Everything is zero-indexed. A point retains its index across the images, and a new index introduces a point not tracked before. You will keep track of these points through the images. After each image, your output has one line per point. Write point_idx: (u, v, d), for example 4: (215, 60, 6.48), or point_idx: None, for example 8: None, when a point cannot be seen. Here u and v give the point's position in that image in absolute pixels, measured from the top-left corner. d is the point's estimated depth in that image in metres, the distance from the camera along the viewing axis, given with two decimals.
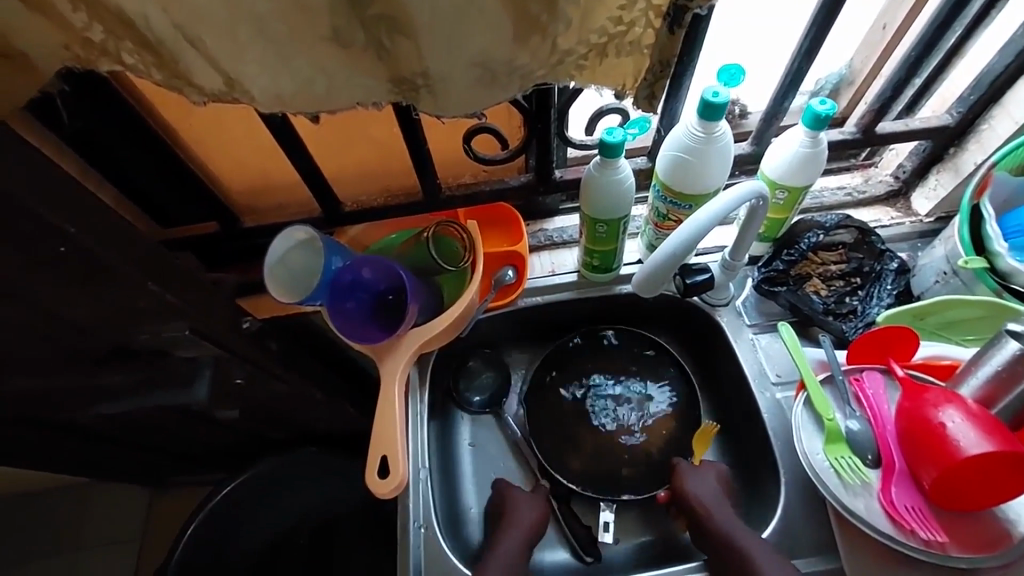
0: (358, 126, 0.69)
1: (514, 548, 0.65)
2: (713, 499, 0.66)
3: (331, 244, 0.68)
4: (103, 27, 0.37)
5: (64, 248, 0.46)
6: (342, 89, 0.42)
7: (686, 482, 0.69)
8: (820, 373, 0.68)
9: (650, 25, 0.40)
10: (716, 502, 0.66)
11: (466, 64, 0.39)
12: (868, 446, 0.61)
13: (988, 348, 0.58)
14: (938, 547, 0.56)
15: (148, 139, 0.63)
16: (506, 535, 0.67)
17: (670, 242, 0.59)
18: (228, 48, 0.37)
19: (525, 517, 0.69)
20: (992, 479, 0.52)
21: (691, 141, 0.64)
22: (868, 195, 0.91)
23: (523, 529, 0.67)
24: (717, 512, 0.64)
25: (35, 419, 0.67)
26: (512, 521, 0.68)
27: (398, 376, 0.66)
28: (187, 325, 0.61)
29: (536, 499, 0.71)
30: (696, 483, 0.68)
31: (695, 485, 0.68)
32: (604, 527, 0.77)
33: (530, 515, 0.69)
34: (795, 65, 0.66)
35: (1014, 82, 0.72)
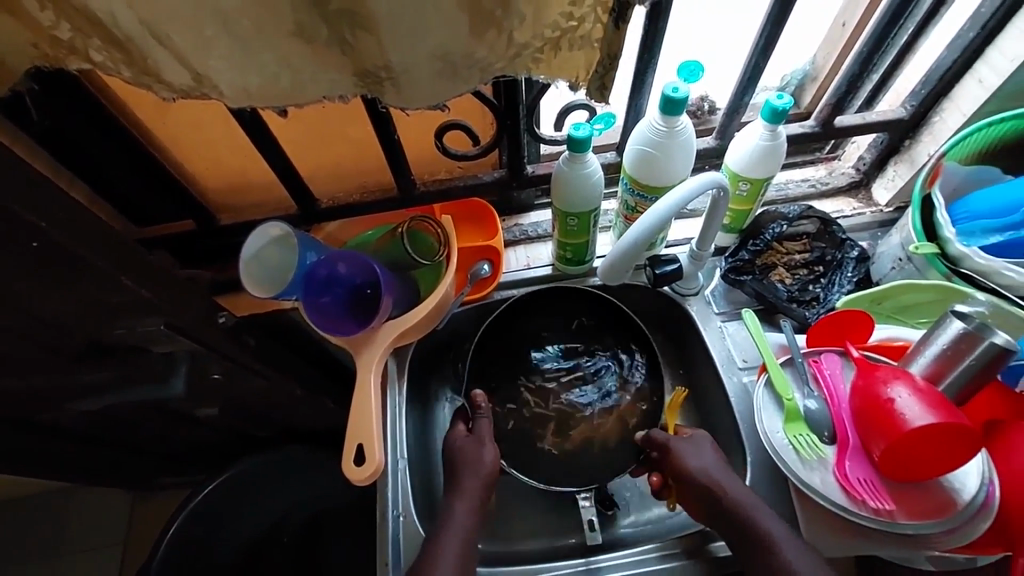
0: (332, 123, 0.71)
1: (467, 518, 0.65)
2: (720, 471, 0.65)
3: (305, 239, 0.69)
4: (71, 25, 0.38)
5: (37, 244, 0.47)
6: (309, 83, 0.44)
7: (688, 460, 0.66)
8: (781, 356, 0.71)
9: (598, 21, 0.43)
10: (719, 471, 0.65)
11: (426, 58, 0.41)
12: (825, 424, 0.64)
13: (934, 329, 0.62)
14: (887, 515, 0.59)
15: (121, 139, 0.63)
16: (458, 497, 0.67)
17: (632, 231, 0.61)
18: (194, 44, 0.38)
19: (471, 473, 0.68)
20: (934, 450, 0.56)
21: (653, 135, 0.66)
22: (830, 187, 0.94)
23: (472, 482, 0.68)
24: (732, 489, 0.63)
25: (15, 420, 0.67)
26: (464, 480, 0.68)
27: (375, 366, 0.68)
28: (163, 319, 0.62)
29: (485, 445, 0.71)
30: (696, 458, 0.66)
31: (697, 461, 0.66)
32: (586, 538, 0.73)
33: (482, 469, 0.69)
34: (752, 62, 0.68)
35: (961, 77, 0.76)
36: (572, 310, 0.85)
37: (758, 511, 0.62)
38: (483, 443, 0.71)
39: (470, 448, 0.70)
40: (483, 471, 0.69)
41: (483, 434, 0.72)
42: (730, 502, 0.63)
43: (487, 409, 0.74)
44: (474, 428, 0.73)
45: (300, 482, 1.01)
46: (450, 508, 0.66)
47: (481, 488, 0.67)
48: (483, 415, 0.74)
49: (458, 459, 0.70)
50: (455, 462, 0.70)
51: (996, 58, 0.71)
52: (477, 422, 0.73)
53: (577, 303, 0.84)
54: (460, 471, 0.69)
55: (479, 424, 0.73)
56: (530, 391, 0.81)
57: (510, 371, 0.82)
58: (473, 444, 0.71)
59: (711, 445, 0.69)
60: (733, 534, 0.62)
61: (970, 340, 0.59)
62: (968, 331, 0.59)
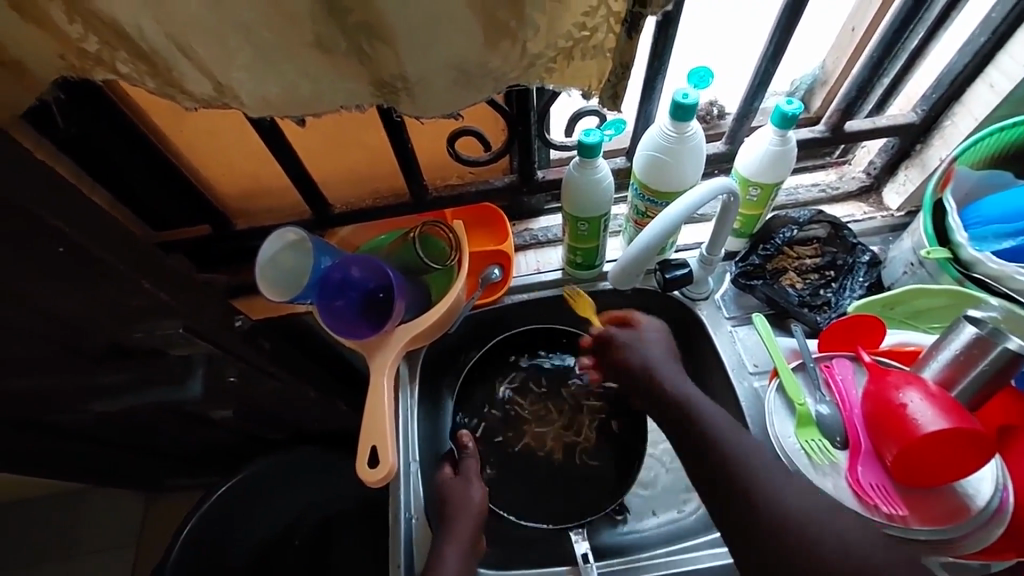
0: (346, 129, 0.72)
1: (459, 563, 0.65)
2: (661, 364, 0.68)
3: (320, 244, 0.70)
4: (98, 38, 0.39)
5: (63, 249, 0.48)
6: (326, 92, 0.45)
7: (631, 352, 0.70)
8: (793, 360, 0.71)
9: (611, 31, 0.43)
10: (666, 367, 0.68)
11: (441, 69, 0.42)
12: (837, 429, 0.64)
13: (946, 334, 0.62)
14: (901, 521, 0.59)
15: (141, 146, 0.65)
16: (450, 537, 0.67)
17: (643, 236, 0.61)
18: (218, 56, 0.39)
19: (461, 512, 0.69)
20: (948, 454, 0.55)
21: (664, 141, 0.67)
22: (841, 191, 0.94)
23: (461, 521, 0.68)
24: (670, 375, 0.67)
25: (35, 421, 0.69)
26: (455, 519, 0.68)
27: (388, 370, 0.68)
28: (181, 323, 0.62)
29: (472, 484, 0.72)
30: (643, 353, 0.69)
31: (638, 351, 0.70)
32: (584, 559, 0.73)
33: (472, 508, 0.70)
34: (762, 68, 0.69)
35: (972, 81, 0.76)
36: (536, 343, 0.87)
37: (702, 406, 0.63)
38: (470, 482, 0.72)
39: (458, 489, 0.71)
40: (472, 512, 0.69)
41: (470, 475, 0.73)
42: (694, 420, 0.62)
43: (473, 450, 0.76)
44: (460, 469, 0.74)
45: (312, 484, 1.02)
46: (441, 556, 0.65)
47: (471, 530, 0.68)
48: (470, 455, 0.75)
49: (447, 502, 0.70)
50: (444, 504, 0.70)
51: (1008, 62, 0.71)
52: (462, 464, 0.75)
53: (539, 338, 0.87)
54: (450, 510, 0.69)
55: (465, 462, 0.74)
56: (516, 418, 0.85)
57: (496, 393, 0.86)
58: (461, 485, 0.72)
59: (662, 332, 0.73)
60: None
61: (982, 344, 0.59)
62: (981, 336, 0.59)
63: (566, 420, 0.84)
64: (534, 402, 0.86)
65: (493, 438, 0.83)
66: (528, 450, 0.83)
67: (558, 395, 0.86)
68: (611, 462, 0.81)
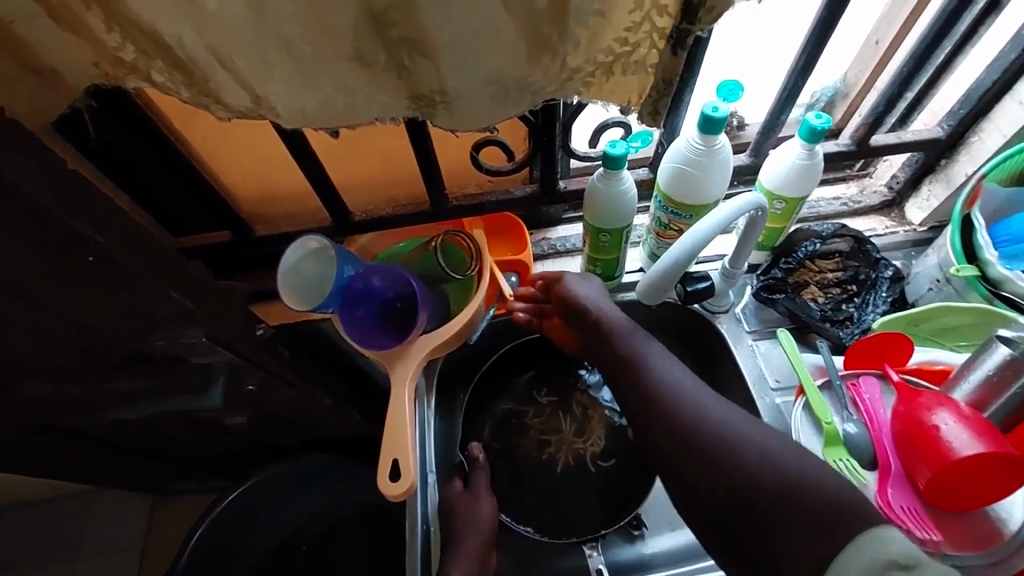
0: (371, 138, 0.72)
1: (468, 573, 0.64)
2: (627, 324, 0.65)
3: (343, 253, 0.70)
4: (135, 47, 0.39)
5: (91, 257, 0.48)
6: (361, 105, 0.44)
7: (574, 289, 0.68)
8: (818, 378, 0.69)
9: (654, 46, 0.42)
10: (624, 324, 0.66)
11: (481, 83, 0.41)
12: (865, 450, 0.63)
13: (978, 354, 0.60)
14: (933, 545, 0.57)
15: (165, 153, 0.64)
16: (458, 554, 0.66)
17: (672, 250, 0.61)
18: (258, 68, 0.39)
19: (471, 528, 0.68)
20: (982, 478, 0.54)
21: (691, 153, 0.66)
22: (863, 205, 0.93)
23: (470, 539, 0.67)
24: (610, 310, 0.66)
25: (54, 424, 0.68)
26: (463, 535, 0.68)
27: (408, 383, 0.67)
28: (205, 332, 0.62)
29: (481, 500, 0.71)
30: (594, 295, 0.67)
31: (582, 289, 0.68)
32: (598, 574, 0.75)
33: (481, 524, 0.69)
34: (791, 82, 0.68)
35: (1001, 97, 0.75)
36: (549, 349, 0.87)
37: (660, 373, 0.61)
38: (479, 496, 0.72)
39: (467, 504, 0.71)
40: (484, 525, 0.69)
41: (479, 488, 0.73)
42: (674, 408, 0.58)
43: (484, 463, 0.75)
44: (471, 483, 0.73)
45: (326, 490, 1.02)
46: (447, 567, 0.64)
47: (484, 539, 0.68)
48: (479, 468, 0.75)
49: (456, 518, 0.69)
50: (453, 519, 0.69)
51: None
52: (473, 477, 0.74)
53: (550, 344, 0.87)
54: (459, 526, 0.68)
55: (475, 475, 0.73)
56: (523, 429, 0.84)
57: (508, 406, 0.85)
58: (469, 499, 0.71)
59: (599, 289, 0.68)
60: None
61: (1015, 366, 0.58)
62: (1014, 358, 0.58)
63: (576, 427, 0.84)
64: (543, 409, 0.85)
65: (505, 446, 0.83)
66: (537, 457, 0.82)
67: (569, 403, 0.85)
68: (623, 473, 0.80)
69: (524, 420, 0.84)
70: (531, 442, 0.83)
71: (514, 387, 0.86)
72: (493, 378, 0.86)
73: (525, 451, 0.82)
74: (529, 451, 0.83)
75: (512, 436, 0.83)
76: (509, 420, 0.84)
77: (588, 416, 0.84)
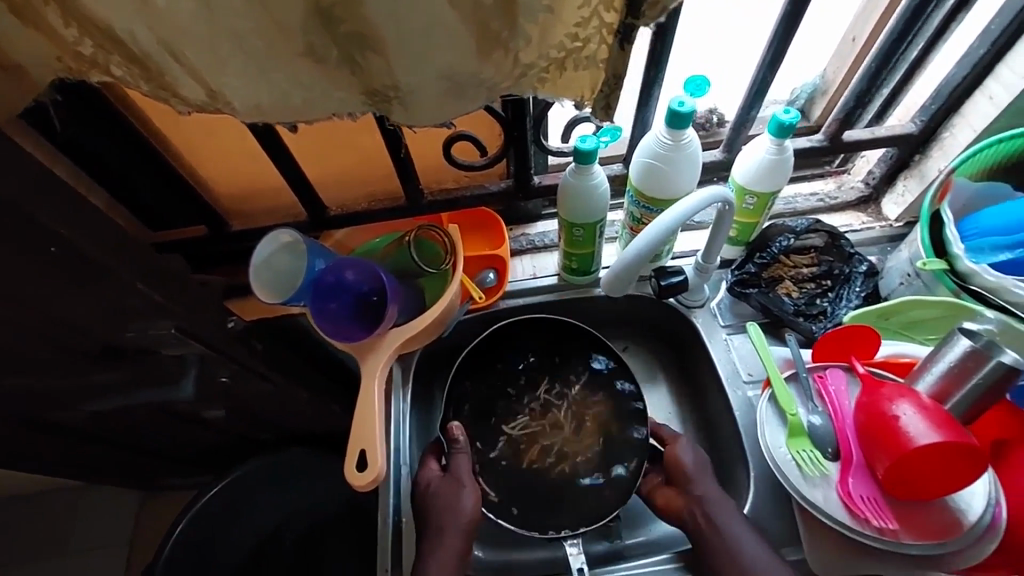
0: (341, 133, 0.72)
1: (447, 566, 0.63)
2: (703, 471, 0.69)
3: (314, 246, 0.70)
4: (92, 42, 0.39)
5: (55, 249, 0.48)
6: (318, 100, 0.45)
7: (677, 451, 0.71)
8: (786, 370, 0.71)
9: (604, 42, 0.43)
10: (705, 475, 0.68)
11: (433, 78, 0.42)
12: (828, 440, 0.64)
13: (942, 346, 0.61)
14: (891, 535, 0.58)
15: (137, 148, 0.65)
16: (438, 547, 0.65)
17: (636, 242, 0.61)
18: (211, 64, 0.39)
19: (450, 516, 0.67)
20: (940, 468, 0.55)
21: (659, 148, 0.67)
22: (839, 201, 0.94)
23: (450, 529, 0.66)
24: (701, 481, 0.67)
25: (30, 419, 0.69)
26: (442, 525, 0.66)
27: (379, 374, 0.68)
28: (173, 323, 0.63)
29: (465, 486, 0.69)
30: (688, 452, 0.70)
31: (687, 453, 0.70)
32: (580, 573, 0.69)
33: (460, 514, 0.67)
34: (759, 77, 0.69)
35: (971, 93, 0.75)
36: (544, 341, 0.84)
37: (725, 517, 0.64)
38: (461, 484, 0.70)
39: (448, 491, 0.68)
40: (463, 513, 0.67)
41: (460, 472, 0.71)
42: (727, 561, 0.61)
43: (464, 445, 0.73)
44: (449, 467, 0.72)
45: (308, 483, 1.03)
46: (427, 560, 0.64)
47: (463, 530, 0.66)
48: (460, 452, 0.73)
49: (433, 506, 0.68)
50: (431, 505, 0.68)
51: (1007, 74, 0.70)
52: (453, 461, 0.72)
53: (548, 338, 0.84)
54: (439, 515, 0.67)
55: (455, 460, 0.71)
56: (505, 417, 0.81)
57: (493, 393, 0.82)
58: (452, 484, 0.69)
59: (695, 449, 0.71)
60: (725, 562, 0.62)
61: (977, 357, 0.58)
62: (975, 349, 0.59)
63: (569, 428, 0.81)
64: (535, 406, 0.82)
65: (490, 437, 0.80)
66: (520, 453, 0.79)
67: (563, 400, 0.82)
68: (610, 462, 0.78)
69: (512, 414, 0.82)
70: (519, 437, 0.80)
71: (502, 376, 0.83)
72: (478, 362, 0.83)
73: (510, 448, 0.80)
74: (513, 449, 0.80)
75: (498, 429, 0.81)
76: (497, 411, 0.82)
77: (577, 399, 0.82)
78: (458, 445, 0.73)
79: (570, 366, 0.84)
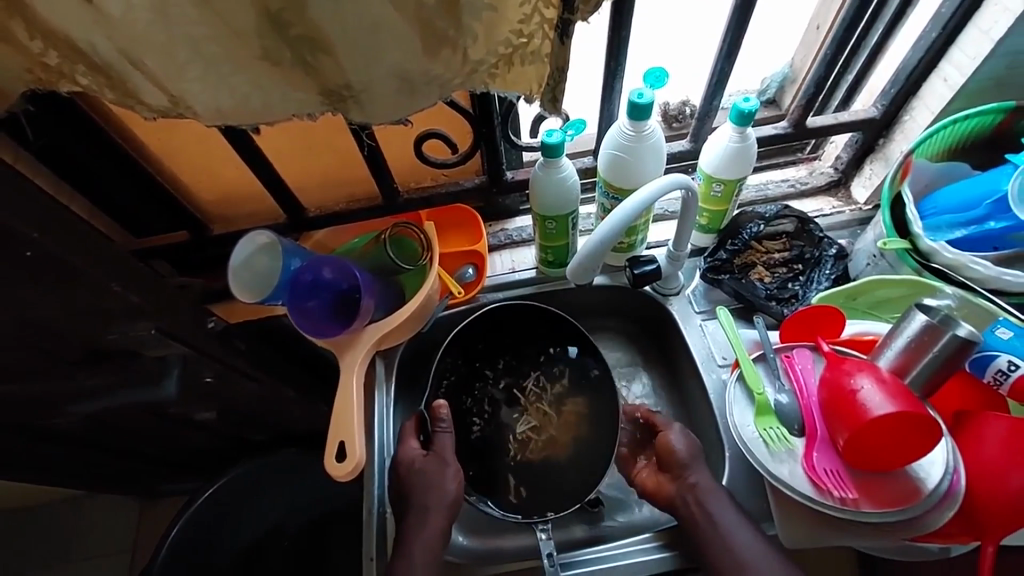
0: (314, 135, 0.74)
1: (430, 548, 0.64)
2: (695, 458, 0.69)
3: (290, 247, 0.72)
4: (58, 53, 0.41)
5: (31, 253, 0.50)
6: (277, 102, 0.47)
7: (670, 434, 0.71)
8: (755, 351, 0.74)
9: (547, 37, 0.44)
10: (698, 460, 0.69)
11: (386, 77, 0.43)
12: (794, 418, 0.66)
13: (900, 322, 0.63)
14: (852, 504, 0.61)
15: (114, 155, 0.67)
16: (424, 525, 0.65)
17: (600, 230, 0.63)
18: (170, 70, 0.41)
19: (432, 495, 0.67)
20: (896, 438, 0.57)
21: (622, 139, 0.69)
22: (810, 186, 0.96)
23: (431, 506, 0.66)
24: (696, 466, 0.68)
25: (19, 426, 0.70)
26: (426, 503, 0.66)
27: (358, 369, 0.70)
28: (153, 324, 0.64)
29: (448, 467, 0.69)
30: (680, 437, 0.70)
31: (678, 437, 0.70)
32: (549, 559, 0.71)
33: (440, 493, 0.67)
34: (718, 67, 0.70)
35: (927, 76, 0.77)
36: (523, 330, 0.84)
37: (718, 506, 0.64)
38: (446, 463, 0.69)
39: (433, 470, 0.68)
40: (447, 494, 0.67)
41: (443, 451, 0.70)
42: (708, 541, 0.63)
43: (448, 423, 0.72)
44: (433, 447, 0.71)
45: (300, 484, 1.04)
46: (409, 539, 0.65)
47: (450, 504, 0.67)
48: (443, 431, 0.72)
49: (416, 485, 0.67)
50: (413, 484, 0.67)
51: (959, 56, 0.72)
52: (435, 440, 0.71)
53: (525, 325, 0.84)
54: (423, 494, 0.67)
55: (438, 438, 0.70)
56: (488, 405, 0.83)
57: (476, 387, 0.83)
58: (436, 465, 0.69)
59: (687, 434, 0.72)
60: (701, 538, 0.64)
61: (933, 331, 0.60)
62: (931, 324, 0.60)
63: (550, 422, 0.81)
64: (516, 395, 0.83)
65: (467, 421, 0.81)
66: (501, 433, 0.81)
67: (545, 391, 0.83)
68: (584, 446, 0.80)
69: (489, 396, 0.83)
70: (498, 420, 0.82)
71: (483, 372, 0.84)
72: (461, 347, 0.83)
73: (490, 431, 0.81)
74: (491, 430, 0.81)
75: (478, 409, 0.82)
76: (473, 392, 0.83)
77: (558, 385, 0.83)
78: (442, 422, 0.72)
79: (551, 357, 0.84)
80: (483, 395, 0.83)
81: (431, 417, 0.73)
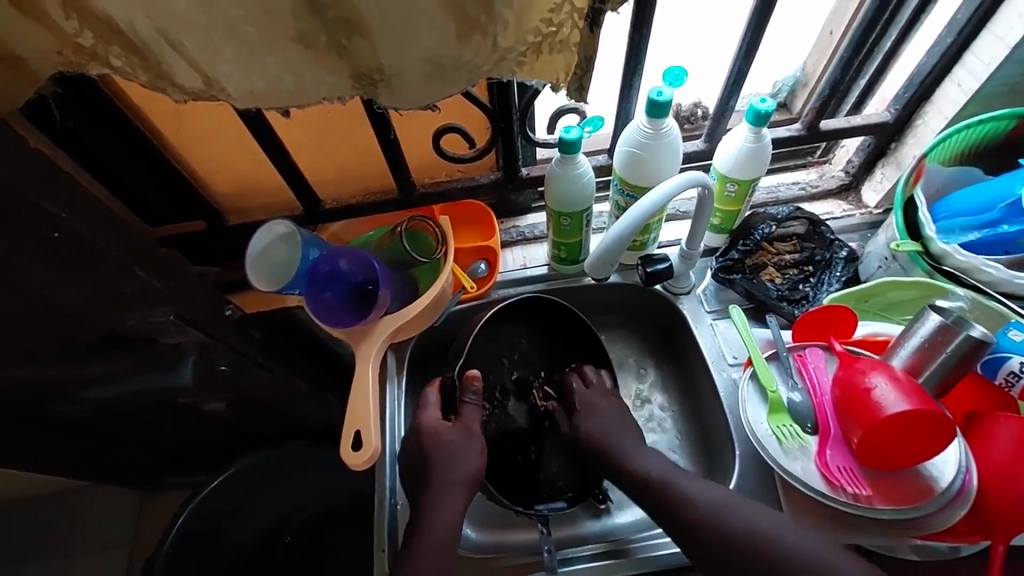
0: (332, 127, 0.74)
1: (447, 535, 0.64)
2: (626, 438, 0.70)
3: (309, 237, 0.73)
4: (93, 33, 0.41)
5: (58, 234, 0.50)
6: (309, 85, 0.47)
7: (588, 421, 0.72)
8: (768, 349, 0.76)
9: (575, 26, 0.45)
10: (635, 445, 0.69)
11: (417, 62, 0.44)
12: (808, 416, 0.67)
13: (914, 322, 0.63)
14: (865, 501, 0.61)
15: (134, 141, 0.67)
16: (441, 503, 0.65)
17: (616, 226, 0.64)
18: (207, 50, 0.42)
19: (455, 471, 0.66)
20: (910, 435, 0.57)
21: (640, 136, 0.69)
22: (820, 189, 0.97)
23: (451, 488, 0.66)
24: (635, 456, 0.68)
25: (34, 411, 0.71)
26: (451, 478, 0.66)
27: (373, 359, 0.71)
28: (172, 310, 0.65)
29: (473, 445, 0.68)
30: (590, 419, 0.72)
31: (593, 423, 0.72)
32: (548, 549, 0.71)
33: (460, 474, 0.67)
34: (736, 66, 0.71)
35: (940, 81, 0.78)
36: (549, 328, 0.83)
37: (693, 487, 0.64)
38: (471, 437, 0.69)
39: (460, 440, 0.68)
40: (470, 468, 0.67)
41: (469, 420, 0.70)
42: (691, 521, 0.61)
43: (476, 396, 0.72)
44: (460, 416, 0.70)
45: (305, 477, 1.04)
46: (430, 518, 0.64)
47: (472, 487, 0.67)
48: (471, 402, 0.71)
49: (439, 459, 0.66)
50: (438, 456, 0.67)
51: (973, 62, 0.73)
52: (462, 411, 0.71)
53: (542, 320, 0.82)
54: (441, 471, 0.66)
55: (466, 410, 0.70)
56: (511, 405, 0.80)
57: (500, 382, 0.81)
58: (462, 439, 0.68)
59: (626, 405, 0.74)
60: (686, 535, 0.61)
61: (947, 331, 0.60)
62: (946, 325, 0.60)
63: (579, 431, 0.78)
64: (526, 392, 0.81)
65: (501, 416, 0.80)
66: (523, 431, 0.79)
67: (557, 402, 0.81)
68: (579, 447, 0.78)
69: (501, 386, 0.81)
70: (514, 419, 0.80)
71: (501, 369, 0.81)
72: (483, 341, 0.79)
73: (491, 420, 0.79)
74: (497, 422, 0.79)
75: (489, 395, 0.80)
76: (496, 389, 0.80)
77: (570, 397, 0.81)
78: (472, 393, 0.71)
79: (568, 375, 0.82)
80: (495, 383, 0.80)
81: (463, 385, 0.72)
